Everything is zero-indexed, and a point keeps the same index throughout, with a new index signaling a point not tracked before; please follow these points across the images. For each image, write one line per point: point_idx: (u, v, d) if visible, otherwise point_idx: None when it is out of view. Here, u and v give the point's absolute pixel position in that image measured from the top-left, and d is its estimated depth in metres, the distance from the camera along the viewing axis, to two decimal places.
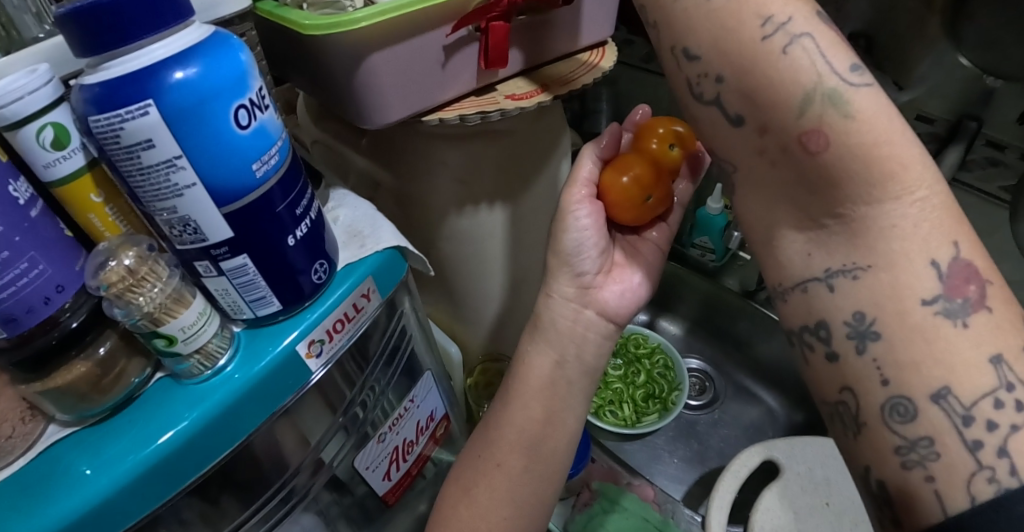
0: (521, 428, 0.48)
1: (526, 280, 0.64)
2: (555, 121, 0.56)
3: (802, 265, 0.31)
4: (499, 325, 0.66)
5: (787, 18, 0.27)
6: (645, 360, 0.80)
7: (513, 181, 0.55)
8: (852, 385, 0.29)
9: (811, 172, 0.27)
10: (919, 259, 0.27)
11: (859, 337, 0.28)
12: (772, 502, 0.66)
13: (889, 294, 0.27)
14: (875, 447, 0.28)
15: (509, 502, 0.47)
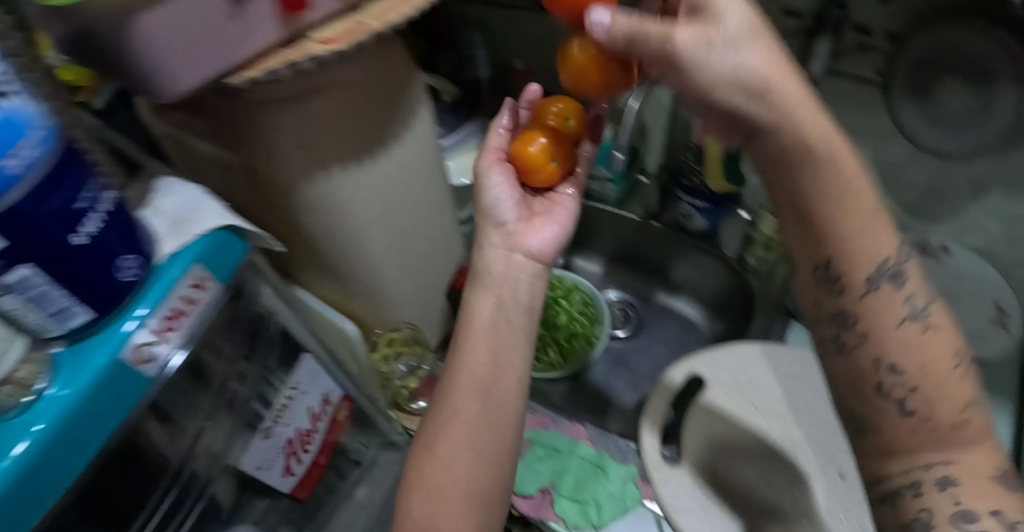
0: (472, 372, 0.45)
1: (411, 240, 0.61)
2: (397, 63, 0.51)
3: (888, 323, 0.33)
4: (399, 293, 0.63)
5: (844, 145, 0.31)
6: (563, 301, 0.78)
7: (363, 136, 0.51)
8: (874, 384, 0.33)
9: (814, 240, 0.32)
10: (909, 326, 0.34)
11: (906, 392, 0.32)
12: (701, 418, 0.66)
13: (904, 363, 0.33)
14: (923, 431, 0.33)
15: (469, 452, 0.43)
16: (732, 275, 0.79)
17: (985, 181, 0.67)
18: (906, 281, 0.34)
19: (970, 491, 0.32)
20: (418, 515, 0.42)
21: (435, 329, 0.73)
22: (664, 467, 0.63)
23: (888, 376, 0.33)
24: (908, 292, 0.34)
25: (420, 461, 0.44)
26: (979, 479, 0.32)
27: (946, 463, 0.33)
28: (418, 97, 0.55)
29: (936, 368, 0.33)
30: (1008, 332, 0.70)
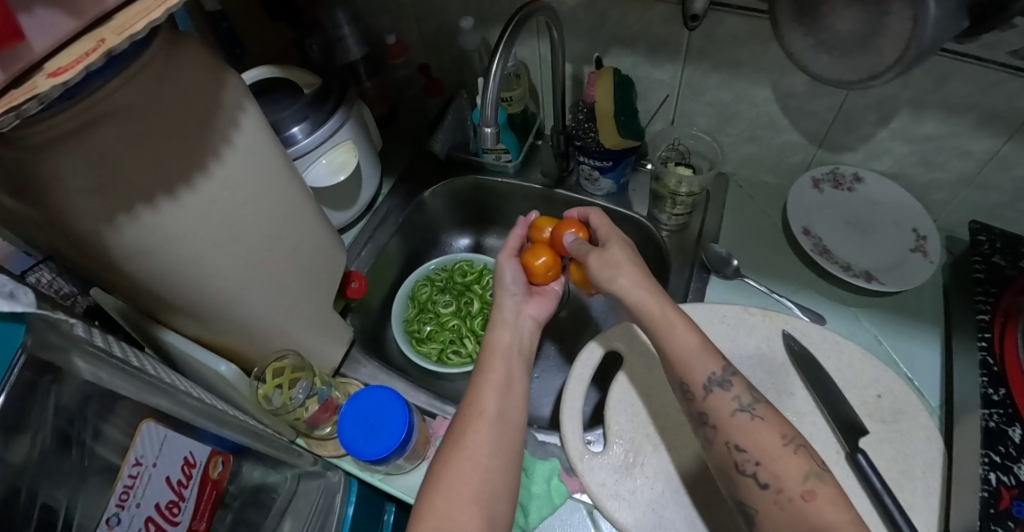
0: (493, 380, 0.56)
1: (269, 264, 0.55)
2: (190, 70, 0.43)
3: (761, 477, 0.49)
4: (284, 317, 0.60)
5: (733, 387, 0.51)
6: (475, 287, 0.81)
7: (168, 164, 0.43)
8: (745, 467, 0.49)
9: (721, 431, 0.51)
10: (775, 462, 0.48)
11: (767, 491, 0.48)
12: (622, 395, 0.63)
13: (770, 477, 0.48)
14: (735, 438, 0.50)
15: (491, 444, 0.53)
16: (644, 231, 0.80)
17: (887, 106, 0.65)
18: (732, 387, 0.52)
19: (769, 462, 0.48)
20: (441, 506, 0.49)
21: (336, 342, 0.69)
22: (588, 456, 0.59)
23: (737, 453, 0.49)
24: (735, 395, 0.51)
25: (445, 460, 0.52)
26: (770, 442, 0.49)
27: (767, 468, 0.48)
28: (235, 104, 0.47)
29: (725, 412, 0.51)
30: (929, 260, 0.67)
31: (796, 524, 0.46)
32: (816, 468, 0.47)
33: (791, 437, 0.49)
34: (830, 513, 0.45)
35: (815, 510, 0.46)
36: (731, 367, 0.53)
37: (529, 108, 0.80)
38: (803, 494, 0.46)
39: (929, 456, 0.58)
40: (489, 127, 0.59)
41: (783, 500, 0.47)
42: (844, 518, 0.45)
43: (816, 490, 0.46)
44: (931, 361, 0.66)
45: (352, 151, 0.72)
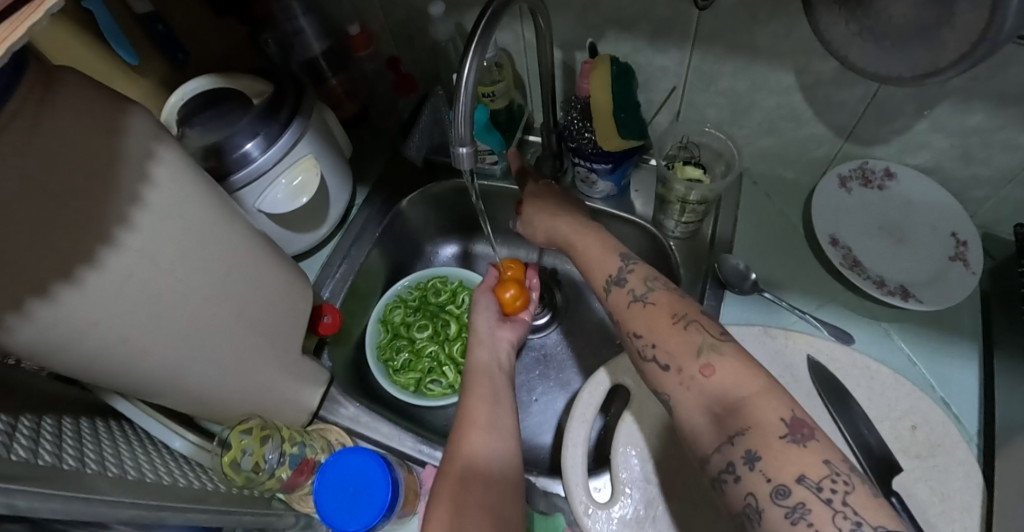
0: (481, 391, 0.55)
1: (217, 326, 0.50)
2: (75, 126, 0.37)
3: (670, 382, 0.44)
4: (243, 374, 0.53)
5: (625, 274, 0.53)
6: (450, 307, 0.74)
7: (65, 246, 0.37)
8: (669, 363, 0.45)
9: (625, 318, 0.50)
10: (670, 343, 0.45)
11: (677, 372, 0.44)
12: (631, 436, 0.57)
13: (676, 363, 0.44)
14: (650, 333, 0.47)
15: (491, 458, 0.49)
16: (649, 237, 0.71)
17: (929, 95, 0.57)
18: (628, 282, 0.52)
19: (665, 342, 0.46)
20: (441, 528, 0.44)
21: (311, 386, 0.62)
22: (593, 510, 0.54)
23: (635, 340, 0.48)
24: (631, 289, 0.51)
25: (440, 481, 0.47)
26: (661, 322, 0.47)
27: (663, 349, 0.45)
28: (140, 152, 0.41)
29: (622, 305, 0.51)
30: (971, 270, 0.60)
31: (710, 404, 0.41)
32: (711, 339, 0.44)
33: (682, 313, 0.47)
34: (733, 384, 0.41)
35: (715, 380, 0.41)
36: (633, 261, 0.54)
37: (515, 102, 0.70)
38: (702, 371, 0.42)
39: (969, 493, 0.53)
40: (464, 147, 0.48)
41: (686, 379, 0.43)
42: (753, 390, 0.40)
43: (714, 363, 0.42)
44: (969, 383, 0.61)
45: (313, 167, 0.62)
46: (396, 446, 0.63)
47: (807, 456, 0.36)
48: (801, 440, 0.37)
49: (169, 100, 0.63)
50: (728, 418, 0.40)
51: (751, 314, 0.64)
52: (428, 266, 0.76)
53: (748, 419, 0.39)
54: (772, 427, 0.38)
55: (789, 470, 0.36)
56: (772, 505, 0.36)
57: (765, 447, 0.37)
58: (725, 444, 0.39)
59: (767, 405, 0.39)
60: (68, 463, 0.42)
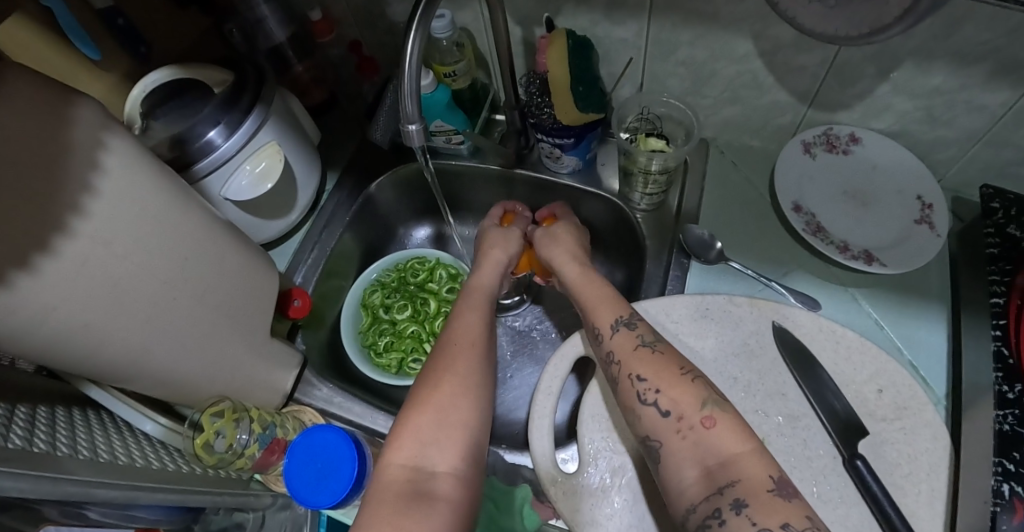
0: (474, 312, 0.57)
1: (181, 310, 0.51)
2: (19, 115, 0.37)
3: (667, 426, 0.44)
4: (212, 356, 0.55)
5: (634, 320, 0.52)
6: (429, 286, 0.74)
7: (19, 233, 0.37)
8: (671, 409, 0.45)
9: (627, 357, 0.49)
10: (672, 386, 0.46)
11: (676, 414, 0.44)
12: (596, 406, 0.58)
13: (678, 408, 0.44)
14: (652, 378, 0.47)
15: (475, 372, 0.51)
16: (616, 211, 0.72)
17: (888, 56, 0.56)
18: (637, 327, 0.52)
19: (668, 389, 0.46)
20: (425, 428, 0.46)
21: (282, 368, 0.63)
22: (560, 479, 0.54)
23: (637, 383, 0.47)
24: (639, 333, 0.51)
25: (427, 383, 0.49)
26: (666, 371, 0.47)
27: (666, 396, 0.45)
28: (89, 141, 0.42)
29: (628, 347, 0.50)
30: (936, 233, 0.60)
31: (702, 458, 0.42)
32: (715, 395, 0.45)
33: (689, 368, 0.47)
34: (730, 442, 0.42)
35: (715, 437, 0.42)
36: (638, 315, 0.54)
37: (478, 80, 0.70)
38: (703, 421, 0.43)
39: (935, 455, 0.53)
40: (413, 124, 0.49)
41: (685, 428, 0.43)
42: (746, 448, 0.42)
43: (715, 416, 0.43)
44: (937, 346, 0.61)
45: (277, 152, 0.63)
46: (369, 425, 0.64)
47: (791, 509, 0.38)
48: (787, 496, 0.39)
49: (130, 92, 0.62)
50: (719, 471, 0.41)
51: (717, 283, 0.65)
52: (407, 247, 0.76)
53: (739, 473, 0.40)
54: (761, 482, 0.39)
55: (774, 516, 0.38)
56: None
57: (753, 497, 0.39)
58: (713, 494, 0.40)
59: (755, 464, 0.41)
60: (40, 448, 0.43)
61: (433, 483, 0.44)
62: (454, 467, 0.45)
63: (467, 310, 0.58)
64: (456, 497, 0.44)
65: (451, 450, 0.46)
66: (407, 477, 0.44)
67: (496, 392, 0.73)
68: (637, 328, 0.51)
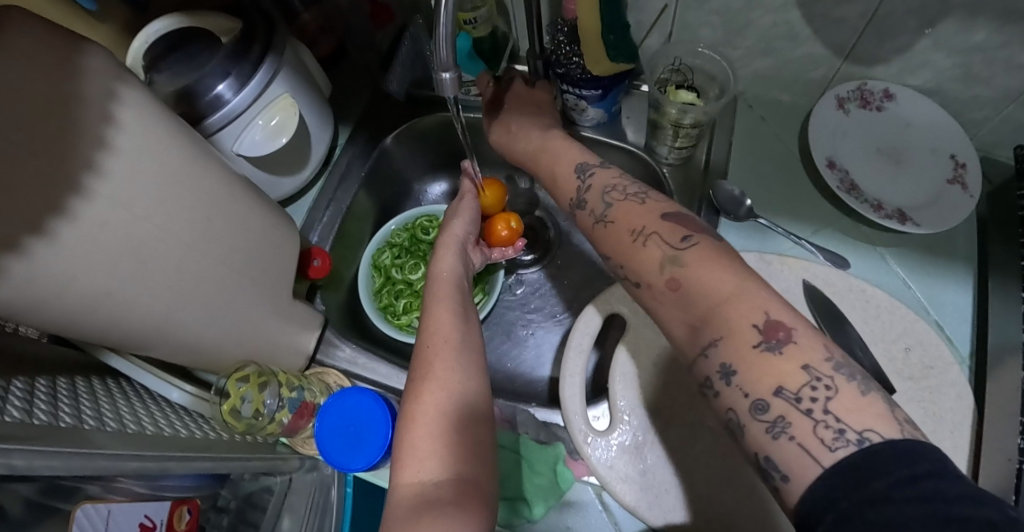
0: (446, 304, 0.52)
1: (202, 274, 0.48)
2: (28, 67, 0.34)
3: (644, 297, 0.42)
4: (235, 320, 0.53)
5: (588, 183, 0.49)
6: None
7: (30, 197, 0.35)
8: (638, 277, 0.42)
9: (590, 232, 0.47)
10: (634, 252, 0.42)
11: (644, 285, 0.41)
12: (627, 364, 0.58)
13: (641, 273, 0.41)
14: (614, 250, 0.44)
15: (460, 367, 0.47)
16: (642, 168, 0.68)
17: (932, 11, 0.54)
18: (588, 201, 0.48)
19: (630, 263, 0.43)
20: (419, 442, 0.43)
21: (304, 330, 0.61)
22: (593, 437, 0.55)
23: (607, 263, 0.45)
24: (591, 208, 0.48)
25: (412, 400, 0.46)
26: (624, 242, 0.43)
27: (630, 269, 0.42)
28: (101, 92, 0.39)
29: (588, 227, 0.47)
30: (968, 194, 0.60)
31: (682, 316, 0.38)
32: (669, 251, 0.40)
33: (642, 228, 0.43)
34: (707, 290, 0.37)
35: (689, 293, 0.38)
36: (594, 173, 0.50)
37: (498, 28, 0.65)
38: (669, 285, 0.39)
39: (959, 413, 0.56)
40: (447, 73, 0.48)
41: (657, 293, 0.40)
42: (732, 292, 0.36)
43: (679, 276, 0.39)
44: (963, 304, 0.61)
45: (291, 105, 0.59)
46: (394, 385, 0.62)
47: (785, 365, 0.33)
48: (778, 347, 0.33)
49: (132, 44, 0.59)
50: (702, 327, 0.37)
51: (747, 240, 0.63)
52: (418, 205, 0.73)
53: (721, 328, 0.35)
54: (744, 335, 0.34)
55: (767, 382, 0.33)
56: (753, 421, 0.33)
57: (741, 359, 0.34)
58: (699, 358, 0.36)
59: (739, 310, 0.35)
60: (66, 423, 0.41)
61: (439, 493, 0.40)
62: (457, 471, 0.42)
63: (438, 303, 0.53)
64: (463, 500, 0.40)
65: (447, 457, 0.42)
66: (415, 494, 0.41)
67: (516, 350, 0.73)
68: (583, 195, 0.49)
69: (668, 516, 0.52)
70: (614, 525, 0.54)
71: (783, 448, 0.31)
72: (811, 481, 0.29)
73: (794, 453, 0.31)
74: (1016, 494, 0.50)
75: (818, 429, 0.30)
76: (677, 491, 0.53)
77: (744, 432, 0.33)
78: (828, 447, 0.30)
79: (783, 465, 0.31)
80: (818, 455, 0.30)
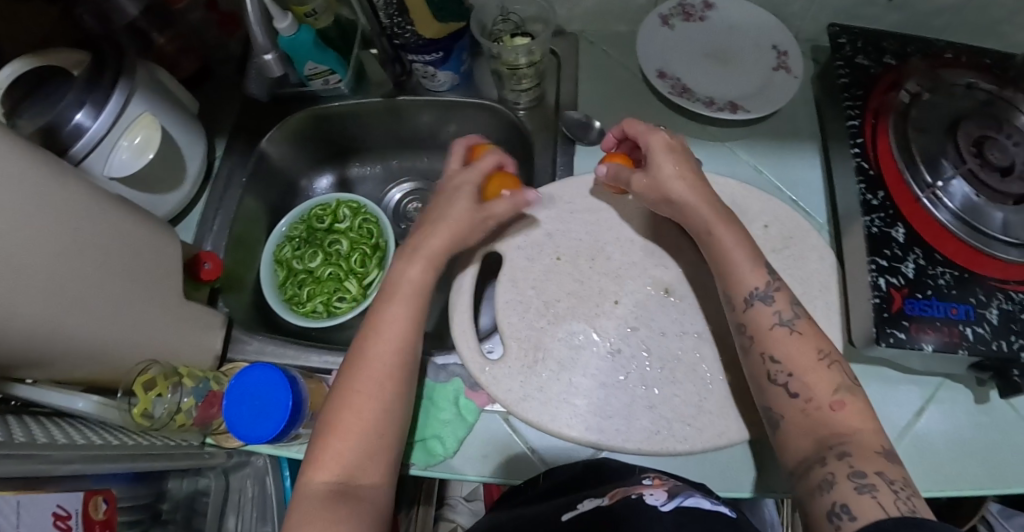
0: (402, 310, 0.54)
1: (88, 281, 0.50)
2: None
3: (783, 403, 0.47)
4: (133, 326, 0.55)
5: (762, 289, 0.51)
6: (335, 226, 0.74)
7: None
8: (803, 387, 0.47)
9: (760, 333, 0.50)
10: (822, 371, 0.47)
11: (805, 400, 0.46)
12: (510, 293, 0.61)
13: (808, 371, 0.47)
14: (789, 354, 0.48)
15: (402, 373, 0.51)
16: (499, 118, 0.72)
17: None
18: (775, 301, 0.51)
19: (801, 375, 0.47)
20: (348, 446, 0.48)
21: (206, 330, 0.64)
22: (489, 366, 0.58)
23: (770, 364, 0.48)
24: (777, 309, 0.50)
25: (348, 399, 0.49)
26: (805, 355, 0.48)
27: (799, 379, 0.47)
28: None
29: (765, 325, 0.50)
30: (792, 76, 0.65)
31: (812, 430, 0.45)
32: (847, 381, 0.47)
33: (826, 351, 0.48)
34: (854, 419, 0.45)
35: (844, 419, 0.45)
36: (776, 281, 0.52)
37: (340, 15, 0.70)
38: (832, 404, 0.46)
39: (825, 273, 0.61)
40: (264, 54, 0.56)
41: (812, 407, 0.46)
42: (867, 427, 0.45)
43: (844, 400, 0.46)
44: (814, 178, 0.66)
45: (152, 123, 0.62)
46: (303, 362, 0.65)
47: (889, 465, 0.42)
48: (894, 460, 0.42)
49: None
50: (829, 438, 0.44)
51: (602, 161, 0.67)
52: (310, 196, 0.76)
53: (851, 438, 0.44)
54: (871, 445, 0.43)
55: (871, 465, 0.41)
56: (845, 480, 0.40)
57: (858, 452, 0.42)
58: (824, 450, 0.43)
59: (869, 434, 0.44)
60: None
61: (361, 494, 0.46)
62: (379, 476, 0.48)
63: (394, 304, 0.54)
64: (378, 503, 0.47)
65: (376, 464, 0.48)
66: (334, 492, 0.46)
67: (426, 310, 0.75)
68: (762, 294, 0.51)
69: (571, 423, 0.55)
70: (523, 443, 0.57)
71: (863, 501, 0.39)
72: (879, 521, 0.37)
73: (868, 505, 0.38)
74: (877, 328, 0.54)
75: (897, 500, 0.38)
76: (578, 400, 0.56)
77: (832, 487, 0.41)
78: (900, 510, 0.37)
79: (857, 510, 0.38)
80: (887, 508, 0.38)
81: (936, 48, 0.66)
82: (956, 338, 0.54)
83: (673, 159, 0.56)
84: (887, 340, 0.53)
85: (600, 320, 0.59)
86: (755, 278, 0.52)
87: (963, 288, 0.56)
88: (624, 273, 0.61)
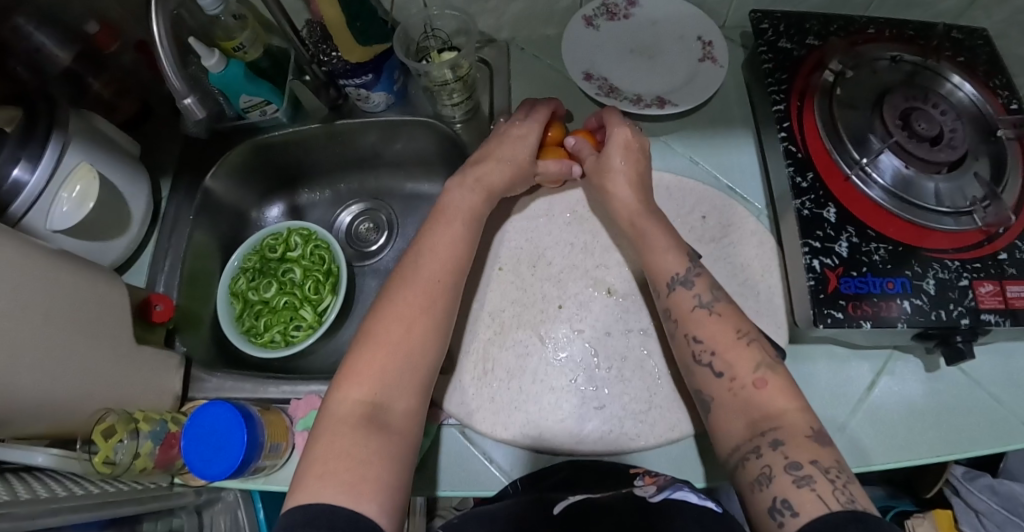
0: (448, 238, 0.56)
1: (33, 337, 0.50)
2: None
3: (708, 384, 0.48)
4: (86, 377, 0.56)
5: (687, 273, 0.53)
6: (287, 255, 0.75)
7: None
8: (728, 369, 0.47)
9: (682, 314, 0.51)
10: (747, 352, 0.48)
11: (729, 378, 0.47)
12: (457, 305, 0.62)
13: (725, 347, 0.48)
14: (709, 332, 0.49)
15: (445, 300, 0.53)
16: (436, 133, 0.73)
17: None
18: (696, 284, 0.52)
19: (722, 352, 0.48)
20: (379, 366, 0.48)
21: (164, 371, 0.65)
22: (438, 380, 0.59)
23: (693, 344, 0.49)
24: (696, 292, 0.52)
25: (389, 319, 0.50)
26: (724, 334, 0.49)
27: (722, 357, 0.48)
28: None
29: (685, 307, 0.51)
30: (718, 65, 0.66)
31: (746, 413, 0.45)
32: (769, 359, 0.47)
33: (745, 330, 0.49)
34: (778, 399, 0.45)
35: (768, 396, 0.45)
36: (699, 265, 0.54)
37: (270, 46, 0.70)
38: (755, 382, 0.46)
39: (764, 257, 0.61)
40: (188, 98, 0.53)
41: (737, 387, 0.46)
42: (791, 406, 0.45)
43: (767, 379, 0.46)
44: (750, 164, 0.66)
45: (90, 172, 0.63)
46: (262, 394, 0.67)
47: (822, 450, 0.42)
48: (822, 441, 0.42)
49: None
50: (762, 420, 0.44)
51: None
52: (262, 226, 0.77)
53: (779, 421, 0.44)
54: (800, 428, 0.43)
55: (805, 454, 0.41)
56: (784, 473, 0.40)
57: (791, 437, 0.42)
58: (756, 436, 0.44)
59: (798, 416, 0.44)
60: None
61: (392, 420, 0.46)
62: (411, 403, 0.48)
63: (441, 233, 0.56)
64: (408, 430, 0.47)
65: (408, 391, 0.48)
66: (362, 412, 0.46)
67: None
68: (684, 278, 0.52)
69: (520, 431, 0.56)
70: (483, 454, 0.57)
71: (804, 496, 0.38)
72: (821, 516, 0.37)
73: (808, 498, 0.38)
74: (816, 310, 0.54)
75: (836, 492, 0.38)
76: (529, 407, 0.57)
77: (772, 481, 0.40)
78: (838, 502, 0.37)
79: (798, 505, 0.38)
80: (829, 503, 0.37)
81: (858, 25, 0.67)
82: (893, 312, 0.54)
83: (626, 155, 0.59)
84: (825, 321, 0.54)
85: (543, 325, 0.60)
86: (679, 263, 0.53)
87: (899, 263, 0.56)
88: (564, 277, 0.63)
